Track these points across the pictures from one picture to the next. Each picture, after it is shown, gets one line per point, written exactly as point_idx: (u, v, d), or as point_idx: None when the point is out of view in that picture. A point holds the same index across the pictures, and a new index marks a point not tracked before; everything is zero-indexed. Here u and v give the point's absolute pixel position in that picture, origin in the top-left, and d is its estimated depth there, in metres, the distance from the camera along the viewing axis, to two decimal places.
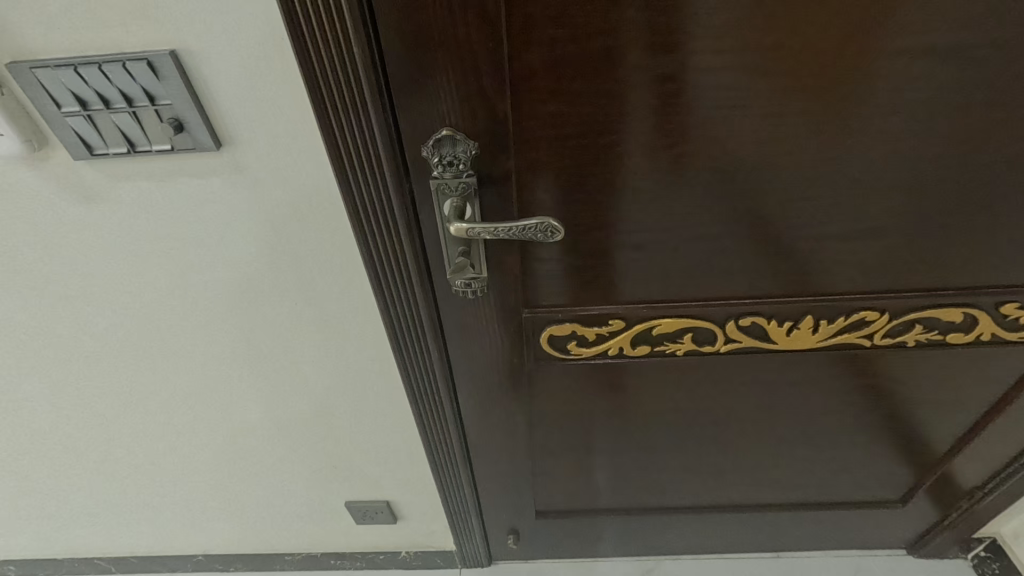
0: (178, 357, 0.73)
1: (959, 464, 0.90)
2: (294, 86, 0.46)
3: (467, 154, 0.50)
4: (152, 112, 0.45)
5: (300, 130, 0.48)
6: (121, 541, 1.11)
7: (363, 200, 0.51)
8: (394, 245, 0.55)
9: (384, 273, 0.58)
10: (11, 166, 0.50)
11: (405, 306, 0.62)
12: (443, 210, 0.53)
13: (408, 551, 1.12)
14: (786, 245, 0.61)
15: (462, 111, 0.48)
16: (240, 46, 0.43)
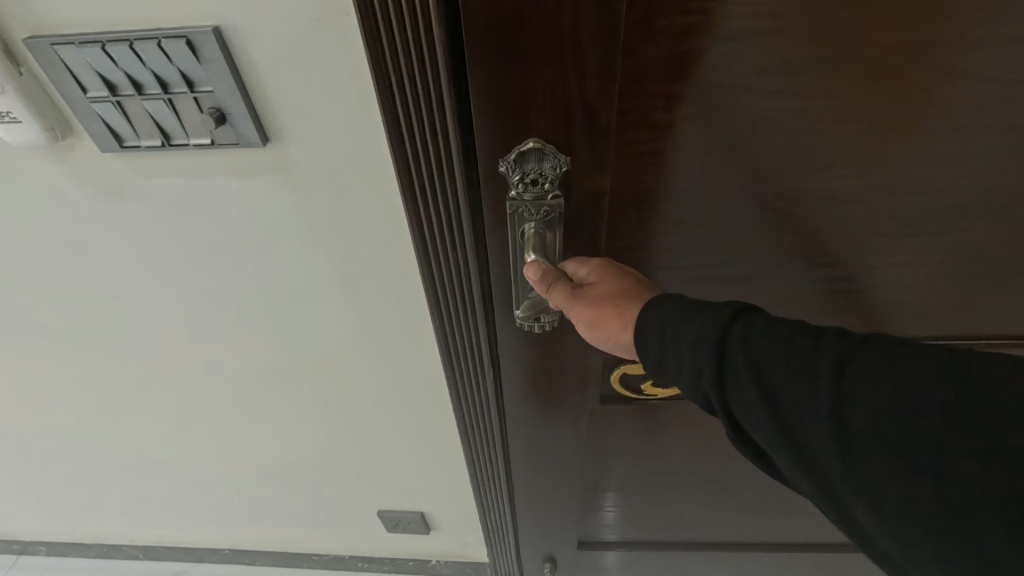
0: (214, 358, 0.68)
1: None
2: (361, 79, 0.38)
3: (555, 171, 0.42)
4: (191, 100, 0.38)
5: (364, 130, 0.42)
6: (149, 530, 1.09)
7: (430, 218, 0.44)
8: (459, 268, 0.48)
9: (445, 296, 0.52)
10: (34, 157, 0.44)
11: (463, 330, 0.56)
12: (518, 236, 0.45)
13: (439, 559, 1.08)
14: (915, 283, 0.52)
15: (556, 119, 0.40)
16: (298, 26, 0.36)
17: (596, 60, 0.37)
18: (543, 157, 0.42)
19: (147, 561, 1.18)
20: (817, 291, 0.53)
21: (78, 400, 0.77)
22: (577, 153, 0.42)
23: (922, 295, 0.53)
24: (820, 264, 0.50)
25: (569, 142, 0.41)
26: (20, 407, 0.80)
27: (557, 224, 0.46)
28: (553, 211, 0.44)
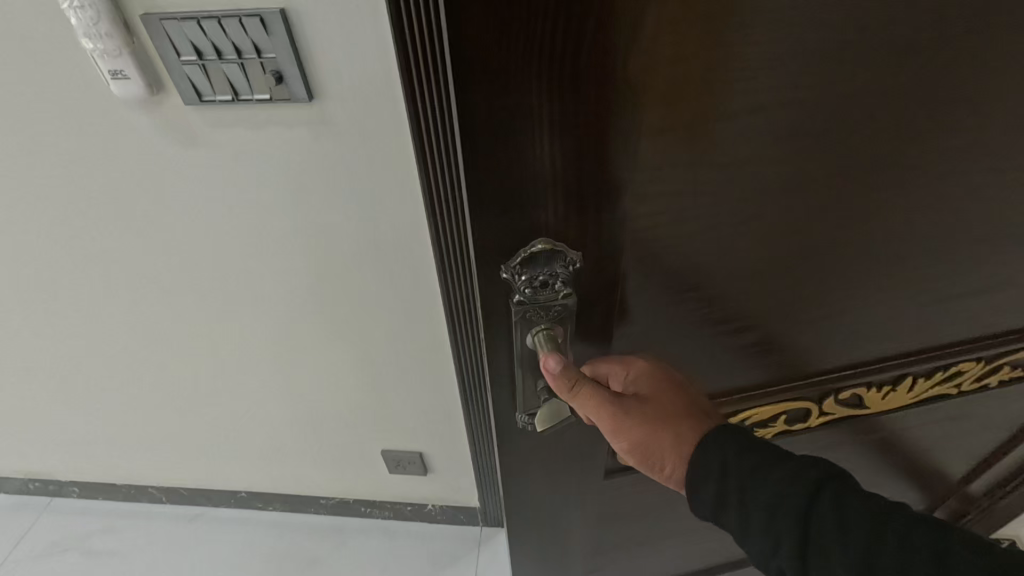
0: (248, 297, 0.81)
1: (986, 470, 0.90)
2: (386, 52, 0.52)
3: (564, 271, 0.43)
4: (258, 64, 0.51)
5: (385, 93, 0.54)
6: (174, 473, 1.21)
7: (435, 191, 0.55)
8: (458, 235, 0.59)
9: (447, 256, 0.63)
10: (130, 109, 0.57)
11: (463, 287, 0.67)
12: (527, 331, 0.46)
13: (435, 505, 1.19)
14: (897, 312, 0.55)
15: (565, 210, 0.40)
16: (342, 9, 0.49)
17: (608, 156, 0.37)
18: (551, 259, 0.42)
19: (169, 505, 1.30)
20: (816, 330, 0.55)
21: (127, 335, 0.90)
22: (587, 251, 0.42)
23: (892, 326, 0.56)
24: (802, 314, 0.53)
25: (576, 231, 0.41)
26: (76, 341, 0.92)
27: (564, 316, 0.46)
28: (561, 309, 0.45)
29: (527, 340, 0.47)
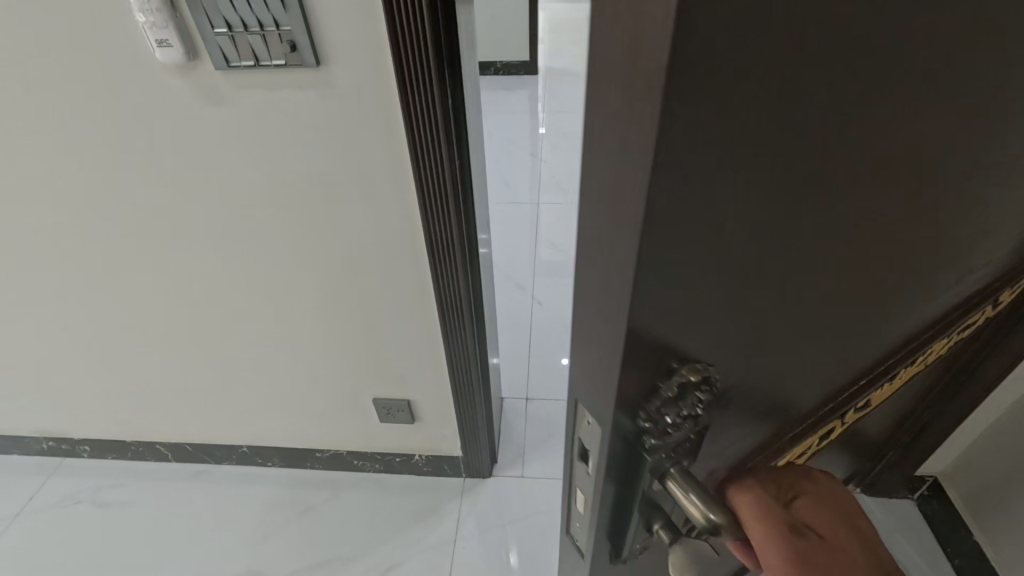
0: (256, 252, 0.92)
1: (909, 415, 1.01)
2: (375, 22, 0.64)
3: (704, 397, 0.35)
4: (276, 35, 0.64)
5: (374, 56, 0.66)
6: (180, 429, 1.32)
7: (416, 112, 0.70)
8: (437, 158, 0.75)
9: (427, 185, 0.78)
10: (169, 74, 0.70)
11: (441, 215, 0.82)
12: (653, 475, 0.37)
13: (421, 456, 1.31)
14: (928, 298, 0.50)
15: (715, 285, 0.30)
16: None
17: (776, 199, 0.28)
18: (693, 389, 0.34)
19: (174, 462, 1.40)
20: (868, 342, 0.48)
21: (146, 291, 1.00)
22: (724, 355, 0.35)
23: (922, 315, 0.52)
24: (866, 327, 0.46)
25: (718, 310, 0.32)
26: (99, 297, 1.03)
27: (692, 444, 0.38)
28: (692, 438, 0.37)
29: (653, 485, 0.38)
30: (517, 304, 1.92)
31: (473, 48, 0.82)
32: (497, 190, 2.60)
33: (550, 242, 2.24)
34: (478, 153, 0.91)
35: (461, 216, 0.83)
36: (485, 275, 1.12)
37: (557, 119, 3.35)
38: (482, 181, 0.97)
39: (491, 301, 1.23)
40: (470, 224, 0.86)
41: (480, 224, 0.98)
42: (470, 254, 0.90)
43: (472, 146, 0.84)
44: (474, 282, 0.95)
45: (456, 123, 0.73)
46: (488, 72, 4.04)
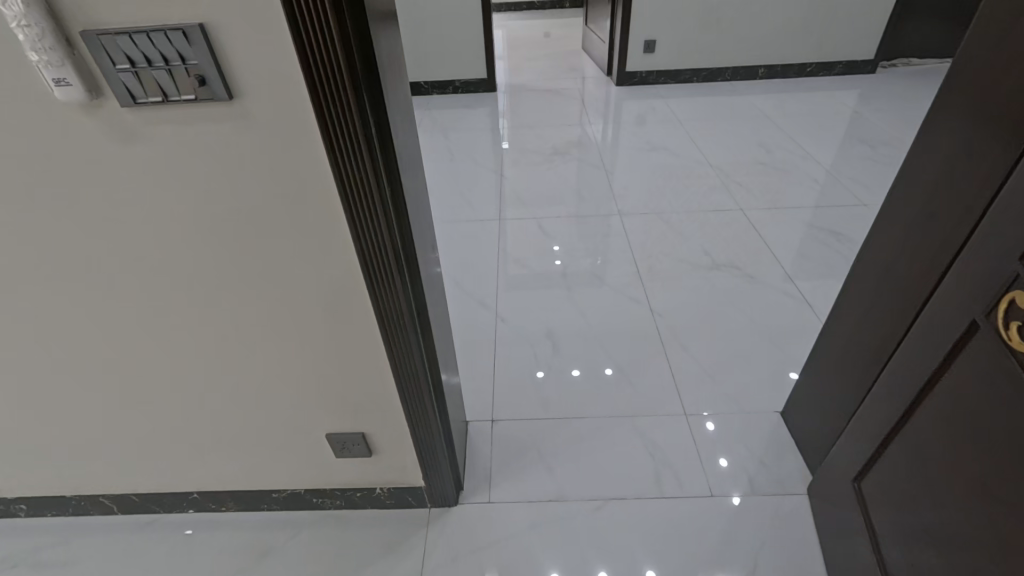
0: (189, 291, 0.88)
1: (869, 401, 1.05)
2: (282, 44, 0.61)
3: None
4: (183, 69, 0.62)
5: (286, 80, 0.64)
6: (124, 479, 1.24)
7: (336, 131, 0.67)
8: (358, 178, 0.72)
9: (354, 204, 0.75)
10: (75, 112, 0.67)
11: (372, 237, 0.79)
12: None
13: (383, 489, 1.27)
14: None
15: None
16: (239, 10, 0.59)
17: None
18: None
19: (121, 515, 1.32)
20: None
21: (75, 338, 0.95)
22: None
23: None
24: None
25: None
26: (23, 348, 0.96)
27: None
28: None
29: None
30: (481, 323, 1.89)
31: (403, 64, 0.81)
32: (458, 209, 2.58)
33: (515, 258, 2.22)
34: (415, 164, 0.89)
35: (391, 227, 0.79)
36: (436, 290, 1.09)
37: (518, 135, 3.37)
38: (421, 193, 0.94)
39: (444, 316, 1.19)
40: (405, 235, 0.82)
41: (424, 235, 0.95)
42: (410, 266, 0.86)
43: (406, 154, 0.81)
44: (416, 294, 0.91)
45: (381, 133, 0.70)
46: (448, 90, 4.04)
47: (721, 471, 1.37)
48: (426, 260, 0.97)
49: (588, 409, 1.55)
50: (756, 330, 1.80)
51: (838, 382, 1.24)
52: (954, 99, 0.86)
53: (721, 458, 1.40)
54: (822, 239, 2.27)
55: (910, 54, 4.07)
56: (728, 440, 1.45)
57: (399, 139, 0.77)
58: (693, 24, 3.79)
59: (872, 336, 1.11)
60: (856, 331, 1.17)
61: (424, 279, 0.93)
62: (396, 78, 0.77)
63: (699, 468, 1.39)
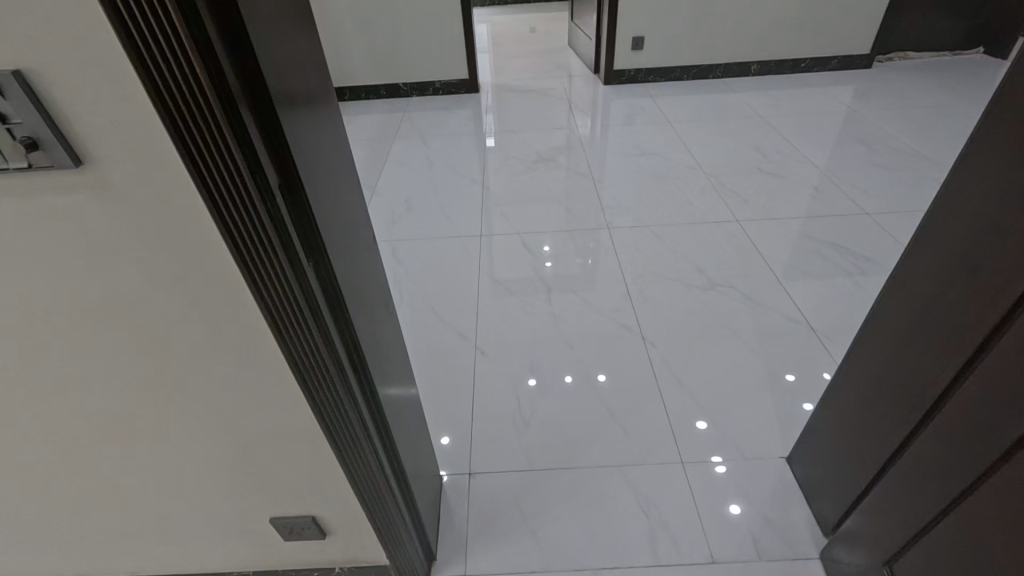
0: (73, 387, 0.71)
1: (912, 472, 0.90)
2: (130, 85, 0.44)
3: None
4: (5, 130, 0.46)
5: (144, 131, 0.47)
6: (43, 567, 1.08)
7: (221, 189, 0.50)
8: (263, 244, 0.55)
9: (260, 275, 0.58)
10: None
11: (288, 311, 0.62)
12: None
13: (342, 568, 1.13)
14: None
15: None
16: (62, 47, 0.42)
17: None
18: None
19: None
20: None
21: None
22: None
23: None
24: None
25: None
26: None
27: None
28: None
29: None
30: (459, 358, 1.74)
31: (328, 96, 0.67)
32: (437, 224, 2.41)
33: (496, 279, 2.06)
34: (353, 209, 0.75)
35: (315, 300, 0.63)
36: (390, 342, 0.96)
37: (501, 140, 3.20)
38: (364, 241, 0.80)
39: (404, 364, 1.07)
40: (336, 303, 0.67)
41: (368, 290, 0.81)
42: (346, 337, 0.71)
43: (334, 204, 0.67)
44: (360, 366, 0.76)
45: (289, 186, 0.55)
46: (428, 92, 3.86)
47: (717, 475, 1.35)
48: (372, 318, 0.83)
49: (576, 459, 1.41)
50: (757, 361, 1.66)
51: (856, 434, 1.09)
52: (995, 121, 0.72)
53: (718, 463, 1.38)
54: (823, 253, 2.13)
55: (906, 48, 3.94)
56: (726, 443, 1.43)
57: (320, 189, 0.62)
58: (683, 19, 3.62)
59: (891, 386, 0.98)
60: (870, 376, 1.04)
61: (367, 344, 0.79)
62: (318, 116, 0.62)
63: (695, 472, 1.36)
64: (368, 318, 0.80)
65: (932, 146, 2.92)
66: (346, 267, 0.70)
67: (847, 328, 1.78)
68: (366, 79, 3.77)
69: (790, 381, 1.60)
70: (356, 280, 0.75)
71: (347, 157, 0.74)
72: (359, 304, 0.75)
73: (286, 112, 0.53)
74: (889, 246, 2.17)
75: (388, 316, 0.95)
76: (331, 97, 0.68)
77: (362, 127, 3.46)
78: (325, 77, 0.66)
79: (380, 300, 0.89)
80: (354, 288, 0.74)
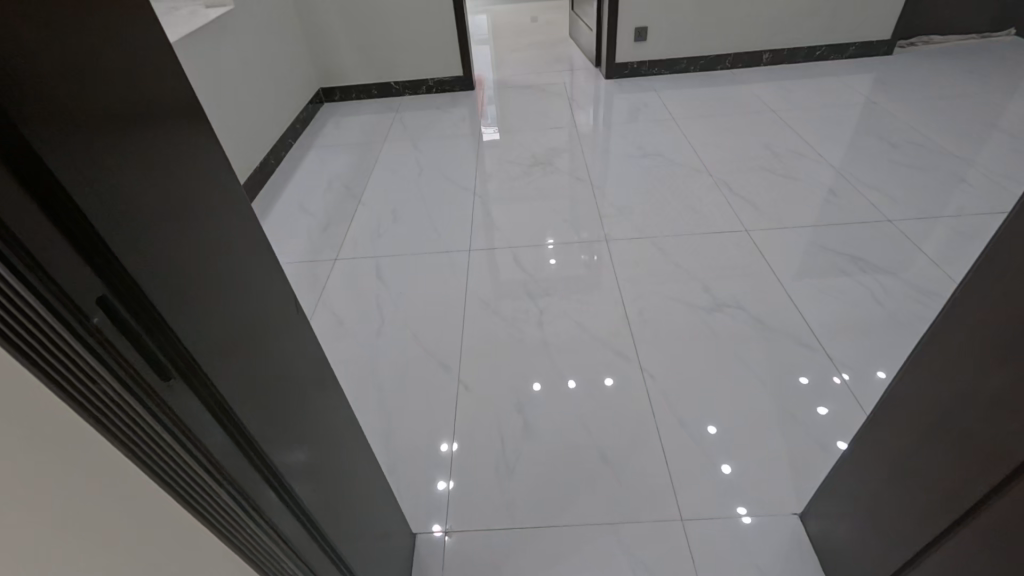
0: None
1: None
2: None
3: None
4: None
5: None
6: None
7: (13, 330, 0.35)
8: (96, 379, 0.41)
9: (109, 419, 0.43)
10: None
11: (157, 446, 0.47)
12: None
13: None
14: None
15: None
16: None
17: None
18: None
19: None
20: None
21: None
22: None
23: None
24: None
25: None
26: None
27: None
28: None
29: None
30: (441, 395, 1.60)
31: (197, 130, 0.51)
32: (423, 238, 2.27)
33: (484, 300, 1.92)
34: (231, 236, 0.57)
35: (162, 390, 0.46)
36: (312, 386, 0.78)
37: (496, 142, 3.04)
38: (258, 275, 0.63)
39: (336, 406, 0.90)
40: (191, 372, 0.49)
41: (263, 336, 0.63)
42: (214, 412, 0.53)
43: (185, 238, 0.49)
44: (261, 457, 0.61)
45: (71, 227, 0.37)
46: (421, 90, 3.69)
47: (724, 476, 1.32)
48: (272, 369, 0.65)
49: (564, 515, 1.28)
50: (766, 395, 1.51)
51: (887, 507, 0.94)
52: None
53: (718, 489, 1.30)
54: (840, 266, 1.96)
55: (929, 31, 3.68)
56: (733, 444, 1.39)
57: (147, 223, 0.44)
58: (690, 7, 3.40)
59: (940, 438, 0.79)
60: (911, 423, 0.86)
61: (256, 409, 0.61)
62: (155, 136, 0.45)
63: (700, 474, 1.33)
64: (261, 373, 0.62)
65: (958, 141, 2.70)
66: (209, 317, 0.52)
67: (866, 353, 1.62)
68: (357, 78, 3.61)
69: (801, 389, 1.52)
70: (235, 329, 0.57)
71: (225, 173, 0.56)
72: (239, 361, 0.57)
73: (49, 123, 0.35)
74: (913, 256, 1.99)
75: (308, 355, 0.77)
76: (204, 125, 0.52)
77: (352, 128, 3.31)
78: (190, 108, 0.50)
79: (291, 337, 0.71)
80: (231, 341, 0.56)
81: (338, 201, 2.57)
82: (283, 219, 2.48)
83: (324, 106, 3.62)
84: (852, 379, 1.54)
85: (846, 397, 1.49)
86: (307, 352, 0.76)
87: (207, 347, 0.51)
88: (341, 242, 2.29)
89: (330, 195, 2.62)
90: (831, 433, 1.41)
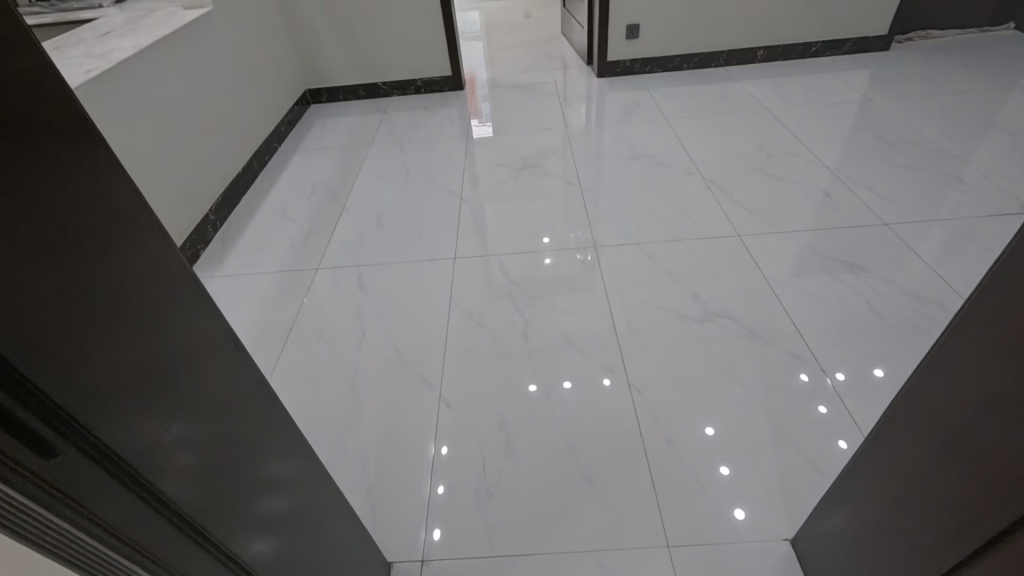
0: None
1: None
2: None
3: None
4: None
5: None
6: None
7: None
8: None
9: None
10: None
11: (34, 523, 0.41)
12: None
13: None
14: None
15: None
16: None
17: None
18: None
19: None
20: None
21: None
22: None
23: None
24: None
25: None
26: None
27: None
28: None
29: None
30: (422, 411, 1.55)
31: (84, 145, 0.45)
32: (408, 246, 2.21)
33: (468, 311, 1.86)
34: (135, 261, 0.50)
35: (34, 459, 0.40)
36: (256, 417, 0.71)
37: (484, 144, 2.98)
38: (176, 305, 0.56)
39: (291, 434, 0.83)
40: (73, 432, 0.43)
41: (184, 372, 0.57)
42: (111, 466, 0.46)
43: (61, 269, 0.42)
44: (181, 515, 0.55)
45: None
46: (410, 91, 3.62)
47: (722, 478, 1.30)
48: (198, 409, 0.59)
49: (547, 541, 1.23)
50: (757, 410, 1.46)
51: (885, 540, 0.88)
52: None
53: (707, 511, 1.25)
54: (835, 272, 1.90)
55: (926, 26, 3.62)
56: (731, 446, 1.38)
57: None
58: (683, 3, 3.33)
59: (940, 467, 0.73)
60: (909, 454, 0.80)
61: (174, 453, 0.54)
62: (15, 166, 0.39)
63: (698, 477, 1.32)
64: (180, 413, 0.55)
65: (956, 140, 2.64)
66: (99, 359, 0.46)
67: (861, 364, 1.57)
68: (344, 79, 3.54)
69: (793, 403, 1.47)
70: (139, 368, 0.50)
71: (127, 189, 0.49)
72: (147, 403, 0.51)
73: None
74: (910, 261, 1.93)
75: (250, 383, 0.70)
76: (94, 140, 0.46)
77: (338, 130, 3.25)
78: (73, 123, 0.44)
79: (225, 367, 0.65)
80: (135, 385, 0.49)
81: (322, 208, 2.51)
82: (264, 228, 2.41)
83: (310, 108, 3.56)
84: (848, 386, 1.50)
85: (845, 396, 1.48)
86: (248, 380, 0.70)
87: (95, 394, 0.45)
88: (323, 251, 2.22)
89: (313, 202, 2.55)
90: (829, 433, 1.40)
